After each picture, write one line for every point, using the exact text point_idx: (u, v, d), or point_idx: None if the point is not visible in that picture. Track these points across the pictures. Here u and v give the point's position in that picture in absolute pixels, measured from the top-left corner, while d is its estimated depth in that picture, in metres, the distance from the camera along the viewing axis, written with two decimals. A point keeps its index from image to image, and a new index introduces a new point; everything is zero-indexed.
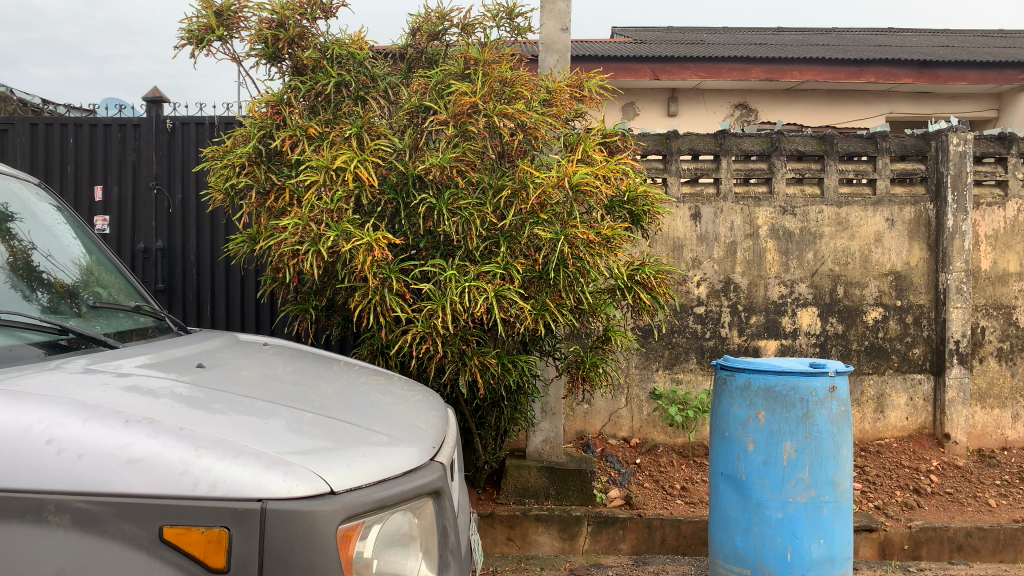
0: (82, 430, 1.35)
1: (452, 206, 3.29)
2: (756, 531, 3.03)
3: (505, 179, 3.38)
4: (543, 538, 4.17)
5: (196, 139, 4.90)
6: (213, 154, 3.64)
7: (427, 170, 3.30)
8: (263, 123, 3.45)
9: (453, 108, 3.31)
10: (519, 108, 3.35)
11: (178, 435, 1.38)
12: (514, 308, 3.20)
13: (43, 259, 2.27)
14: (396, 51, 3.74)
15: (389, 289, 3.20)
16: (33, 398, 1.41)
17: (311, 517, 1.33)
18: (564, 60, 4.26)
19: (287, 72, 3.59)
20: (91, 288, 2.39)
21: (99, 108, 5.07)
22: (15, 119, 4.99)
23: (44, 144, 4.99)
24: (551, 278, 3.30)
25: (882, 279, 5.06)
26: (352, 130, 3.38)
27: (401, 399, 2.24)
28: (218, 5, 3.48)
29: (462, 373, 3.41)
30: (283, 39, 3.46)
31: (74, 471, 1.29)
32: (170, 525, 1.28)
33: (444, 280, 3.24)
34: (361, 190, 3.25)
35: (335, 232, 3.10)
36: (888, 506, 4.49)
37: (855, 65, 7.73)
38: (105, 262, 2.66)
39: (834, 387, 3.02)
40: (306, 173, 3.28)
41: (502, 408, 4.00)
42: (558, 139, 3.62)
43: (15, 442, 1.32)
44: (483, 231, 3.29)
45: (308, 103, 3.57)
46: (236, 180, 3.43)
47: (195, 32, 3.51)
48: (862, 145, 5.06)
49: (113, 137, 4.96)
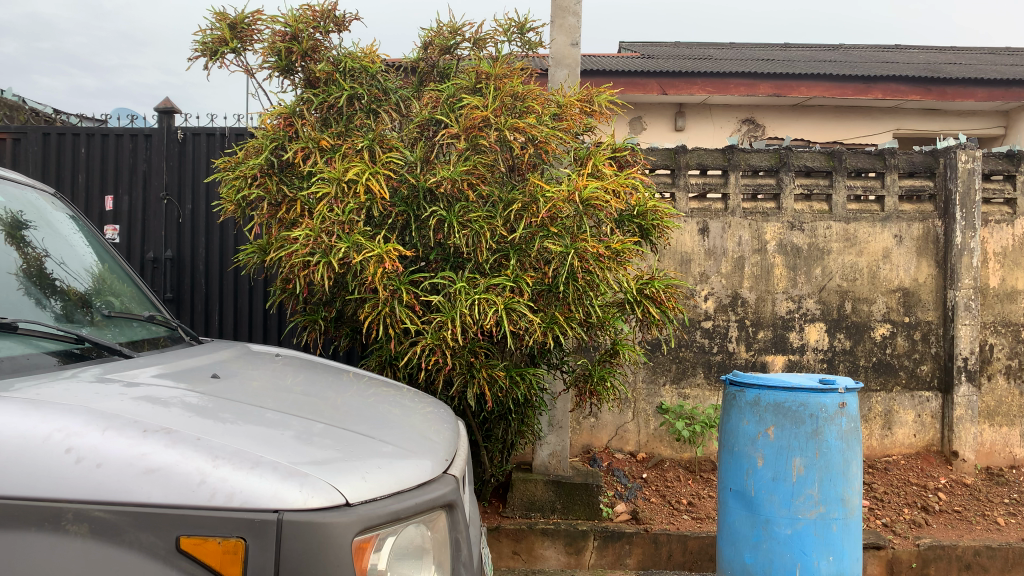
0: (101, 440, 1.35)
1: (462, 219, 3.31)
2: (765, 548, 3.02)
3: (516, 192, 3.39)
4: (549, 553, 4.15)
5: (208, 149, 4.92)
6: (225, 165, 3.65)
7: (437, 183, 3.31)
8: (275, 136, 3.48)
9: (465, 122, 3.31)
10: (530, 122, 3.37)
11: (196, 445, 1.39)
12: (524, 321, 3.20)
13: (56, 267, 2.28)
14: (408, 64, 3.76)
15: (399, 301, 3.21)
16: (52, 407, 1.42)
17: (327, 529, 1.33)
18: (574, 75, 4.29)
19: (300, 85, 3.61)
20: (103, 296, 2.40)
21: (110, 119, 5.11)
22: (27, 129, 5.03)
23: (56, 154, 5.02)
24: (561, 291, 3.30)
25: (890, 295, 5.06)
26: (364, 142, 3.39)
27: (412, 411, 2.24)
28: (232, 18, 3.51)
29: (471, 385, 3.42)
30: (296, 52, 3.49)
31: (93, 480, 1.30)
32: (187, 535, 1.28)
33: (454, 293, 3.25)
34: (373, 202, 3.26)
35: (346, 243, 3.12)
36: (896, 524, 4.46)
37: (862, 82, 7.76)
38: (118, 271, 2.67)
39: (844, 404, 3.01)
40: (318, 185, 3.30)
41: (510, 421, 3.99)
42: (568, 153, 3.63)
43: (34, 450, 1.32)
44: (494, 243, 3.30)
45: (321, 116, 3.58)
46: (249, 191, 3.44)
47: (209, 44, 3.53)
48: (870, 161, 5.07)
49: (124, 146, 4.99)
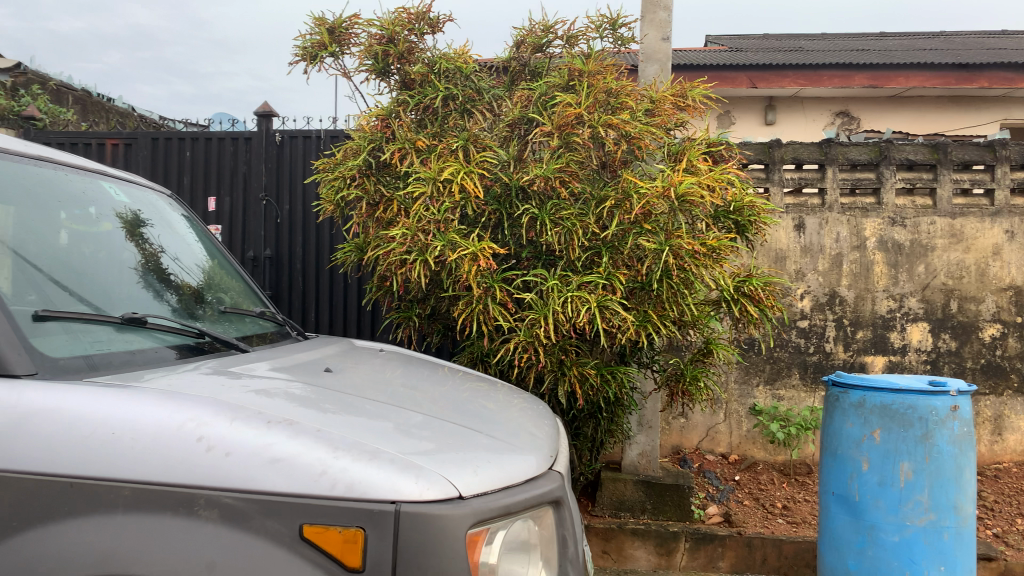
0: (229, 429, 1.41)
1: (555, 217, 3.30)
2: (870, 555, 2.91)
3: (608, 189, 3.38)
4: (639, 553, 4.11)
5: (305, 152, 5.08)
6: (324, 166, 3.76)
7: (530, 181, 3.32)
8: (372, 137, 3.56)
9: (559, 120, 3.31)
10: (623, 118, 3.34)
11: (316, 437, 1.43)
12: (618, 319, 3.16)
13: (171, 263, 2.39)
14: (500, 64, 3.79)
15: (492, 299, 3.24)
16: (183, 398, 1.49)
17: (442, 521, 1.36)
18: (665, 70, 4.23)
19: (395, 87, 3.68)
20: (214, 292, 2.50)
21: (213, 124, 5.33)
22: (138, 135, 5.30)
23: (164, 158, 5.27)
24: (655, 289, 3.26)
25: (1001, 294, 4.81)
26: (459, 142, 3.43)
27: (513, 408, 2.26)
28: (331, 22, 3.60)
29: (562, 383, 3.41)
30: (392, 54, 3.57)
31: (223, 468, 1.36)
32: (310, 523, 1.33)
33: (546, 290, 3.25)
34: (467, 201, 3.29)
35: (441, 242, 3.16)
36: (1008, 535, 4.23)
37: (966, 70, 7.40)
38: (227, 268, 2.78)
39: (957, 407, 2.88)
40: (414, 185, 3.36)
41: (600, 419, 3.97)
42: (662, 149, 3.58)
43: (169, 439, 1.39)
44: (586, 241, 3.29)
45: (416, 117, 3.65)
46: (347, 191, 3.53)
47: (309, 49, 3.64)
48: (979, 153, 4.83)
49: (226, 149, 5.19)
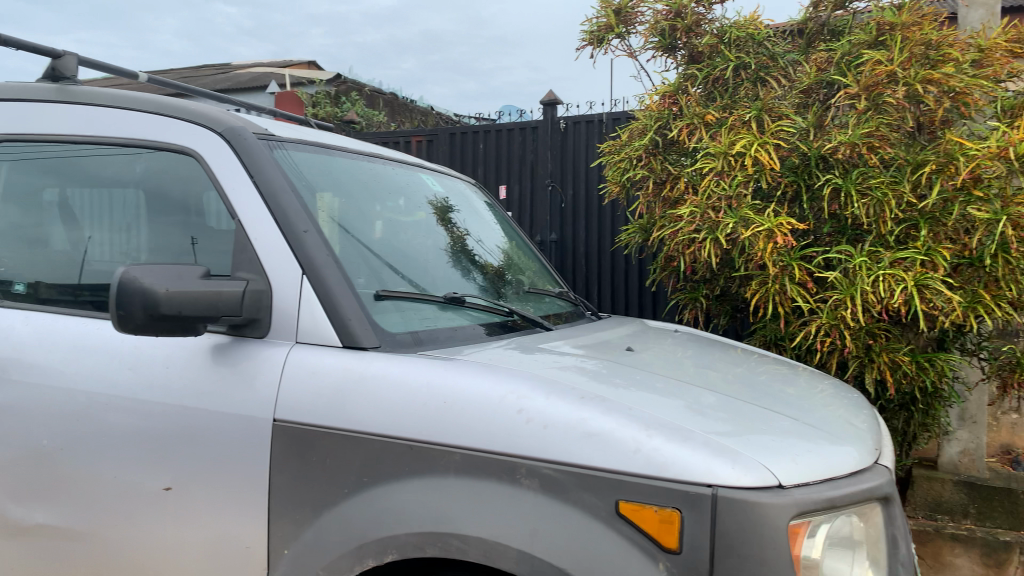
0: (546, 403, 1.46)
1: (862, 187, 3.03)
2: None
3: (927, 153, 3.02)
4: (960, 562, 3.65)
5: (589, 136, 5.18)
6: (611, 148, 3.79)
7: (833, 149, 3.08)
8: (660, 114, 3.49)
9: (866, 79, 3.05)
10: (946, 71, 2.97)
11: (629, 415, 1.44)
12: (940, 299, 2.80)
13: (475, 244, 2.54)
14: (794, 27, 3.55)
15: (789, 278, 3.05)
16: (502, 371, 1.57)
17: (762, 509, 1.30)
18: (993, 13, 3.68)
19: (682, 62, 3.60)
20: (514, 272, 2.62)
21: (502, 115, 5.62)
22: (437, 131, 5.75)
23: (460, 151, 5.67)
24: (987, 265, 2.86)
25: None
26: (751, 113, 3.25)
27: (823, 395, 2.11)
28: (616, 4, 3.62)
29: (869, 370, 3.12)
30: (679, 28, 3.51)
31: (542, 440, 1.41)
32: (626, 500, 1.34)
33: (852, 269, 2.98)
34: (761, 174, 3.12)
35: (732, 218, 3.04)
36: None
37: None
38: (523, 249, 2.90)
39: None
40: (702, 161, 3.26)
41: (913, 412, 3.58)
42: (992, 103, 3.12)
43: (493, 410, 1.47)
44: (900, 212, 2.97)
45: (704, 91, 3.54)
46: (635, 171, 3.54)
47: (595, 32, 3.68)
48: None
49: (514, 139, 5.45)
